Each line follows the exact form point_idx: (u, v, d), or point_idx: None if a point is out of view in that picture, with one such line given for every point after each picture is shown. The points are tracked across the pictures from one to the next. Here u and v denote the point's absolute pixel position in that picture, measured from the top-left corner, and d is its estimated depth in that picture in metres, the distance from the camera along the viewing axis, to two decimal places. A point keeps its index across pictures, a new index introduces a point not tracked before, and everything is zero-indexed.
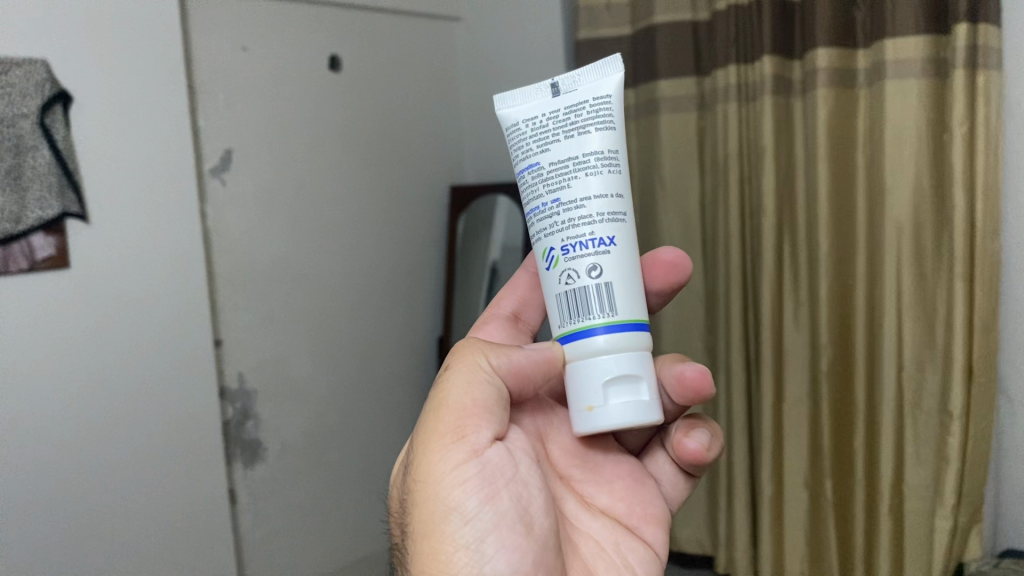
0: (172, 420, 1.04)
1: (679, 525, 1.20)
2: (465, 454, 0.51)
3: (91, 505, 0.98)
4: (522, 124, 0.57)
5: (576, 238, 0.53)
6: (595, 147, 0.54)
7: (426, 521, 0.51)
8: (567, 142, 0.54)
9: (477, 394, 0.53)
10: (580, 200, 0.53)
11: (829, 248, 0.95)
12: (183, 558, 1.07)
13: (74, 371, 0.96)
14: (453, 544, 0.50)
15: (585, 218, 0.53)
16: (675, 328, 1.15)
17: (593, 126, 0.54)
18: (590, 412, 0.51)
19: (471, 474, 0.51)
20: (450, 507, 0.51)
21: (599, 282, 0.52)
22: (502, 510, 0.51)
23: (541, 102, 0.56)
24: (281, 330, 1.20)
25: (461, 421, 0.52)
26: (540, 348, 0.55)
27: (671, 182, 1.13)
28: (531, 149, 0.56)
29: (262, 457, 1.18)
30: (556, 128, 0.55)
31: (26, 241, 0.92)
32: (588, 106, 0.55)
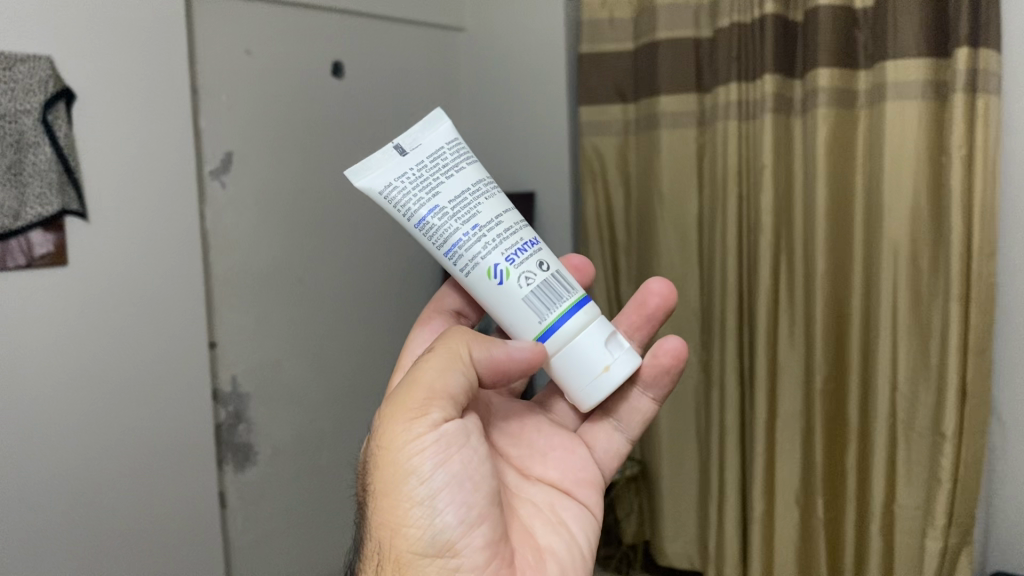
0: (165, 421, 1.04)
1: (669, 540, 1.19)
2: (427, 421, 0.52)
3: (79, 505, 0.98)
4: (396, 184, 0.55)
5: (514, 246, 0.55)
6: (477, 176, 0.57)
7: (384, 479, 0.53)
8: (451, 180, 0.55)
9: (449, 374, 0.54)
10: (495, 218, 0.56)
11: (824, 265, 0.95)
12: (171, 561, 1.06)
13: (68, 370, 0.96)
14: (408, 500, 0.52)
15: (508, 228, 0.56)
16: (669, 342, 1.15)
17: (464, 161, 0.57)
18: (609, 373, 0.56)
19: (433, 440, 0.52)
20: (407, 467, 0.52)
21: (552, 274, 0.56)
22: (459, 471, 0.53)
23: (396, 161, 0.56)
24: (276, 334, 1.20)
25: (429, 394, 0.53)
26: (518, 343, 0.55)
27: (670, 197, 1.13)
28: (424, 196, 0.55)
29: (253, 461, 1.18)
30: (432, 173, 0.55)
31: (24, 237, 0.92)
32: (447, 147, 0.57)
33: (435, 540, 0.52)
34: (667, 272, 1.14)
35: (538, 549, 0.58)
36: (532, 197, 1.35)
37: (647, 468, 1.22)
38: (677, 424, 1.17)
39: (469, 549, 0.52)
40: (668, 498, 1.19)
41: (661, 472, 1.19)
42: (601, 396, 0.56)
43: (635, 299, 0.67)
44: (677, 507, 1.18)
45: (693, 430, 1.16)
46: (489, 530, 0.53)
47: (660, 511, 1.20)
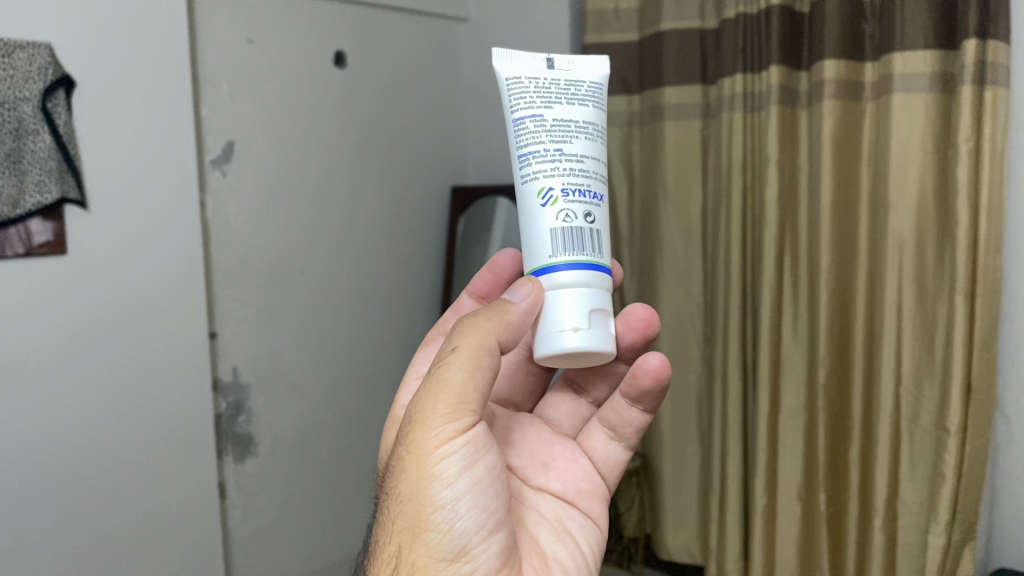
0: (166, 412, 1.04)
1: (670, 534, 1.19)
2: (459, 425, 0.51)
3: (76, 497, 0.97)
4: (531, 78, 0.57)
5: (576, 185, 0.54)
6: (589, 120, 0.57)
7: (409, 483, 0.51)
8: (569, 107, 0.57)
9: (479, 368, 0.52)
10: (581, 156, 0.55)
11: (829, 260, 0.95)
12: (170, 552, 1.06)
13: (67, 360, 0.95)
14: (431, 504, 0.50)
15: (582, 171, 0.55)
16: (672, 337, 1.14)
17: (589, 108, 0.58)
18: (582, 333, 0.51)
19: (461, 443, 0.51)
20: (432, 471, 0.51)
21: (593, 230, 0.54)
22: (483, 476, 0.52)
23: (539, 66, 0.58)
24: (277, 326, 1.19)
25: (459, 395, 0.51)
26: (521, 294, 0.53)
27: (673, 189, 1.12)
28: (542, 100, 0.57)
29: (253, 452, 1.17)
30: (558, 92, 0.57)
31: (23, 225, 0.91)
32: (585, 91, 0.59)
33: (453, 545, 0.50)
34: (670, 266, 1.14)
35: (544, 556, 0.57)
36: None
37: (649, 462, 1.21)
38: (678, 418, 1.16)
39: (485, 556, 0.51)
40: (668, 492, 1.18)
41: (663, 467, 1.18)
42: (562, 348, 0.51)
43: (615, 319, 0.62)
44: (678, 499, 1.18)
45: (695, 423, 1.16)
46: (505, 537, 0.52)
47: (661, 505, 1.19)
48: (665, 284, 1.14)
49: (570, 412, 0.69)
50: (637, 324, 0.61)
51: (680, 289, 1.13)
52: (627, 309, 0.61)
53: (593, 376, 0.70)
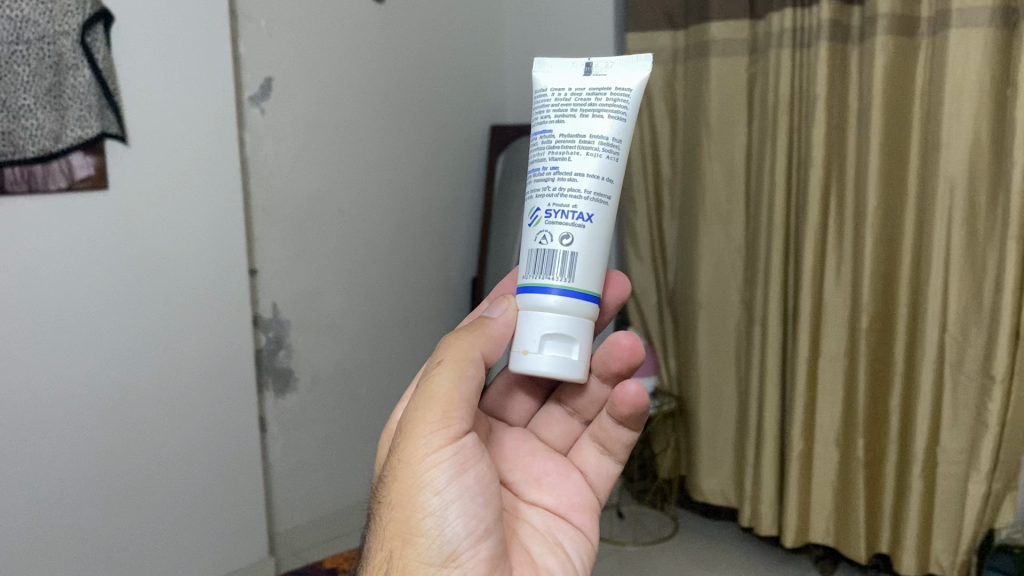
0: (210, 345, 1.06)
1: (705, 477, 1.19)
2: (449, 432, 0.47)
3: (124, 430, 0.99)
4: (553, 90, 0.53)
5: (559, 206, 0.50)
6: (604, 131, 0.50)
7: (398, 492, 0.47)
8: (582, 120, 0.51)
9: (463, 378, 0.48)
10: (574, 175, 0.50)
11: (876, 203, 0.92)
12: (214, 482, 1.08)
13: (112, 295, 0.96)
14: (421, 512, 0.46)
15: (571, 189, 0.49)
16: (712, 280, 1.13)
17: (608, 119, 0.51)
18: (556, 356, 0.48)
19: (451, 448, 0.47)
20: (422, 479, 0.47)
21: (568, 253, 0.49)
22: (473, 486, 0.47)
23: (573, 75, 0.53)
24: (315, 266, 1.19)
25: (449, 401, 0.47)
26: (498, 310, 0.51)
27: (717, 128, 1.09)
28: (554, 112, 0.52)
29: (293, 388, 1.19)
30: (576, 103, 0.51)
31: (65, 160, 0.91)
32: (612, 98, 0.51)
33: (443, 547, 0.46)
34: (711, 207, 1.12)
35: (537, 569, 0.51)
36: None
37: (685, 405, 1.21)
38: (716, 362, 1.15)
39: (476, 566, 0.46)
40: (704, 436, 1.18)
41: (698, 411, 1.18)
42: (534, 372, 0.48)
43: (599, 348, 0.56)
44: (713, 444, 1.18)
45: (733, 367, 1.15)
46: (495, 550, 0.47)
47: (696, 448, 1.19)
48: (706, 228, 1.12)
49: (564, 428, 0.60)
50: (621, 352, 0.55)
51: (722, 232, 1.11)
52: (611, 337, 0.55)
53: (576, 387, 0.59)
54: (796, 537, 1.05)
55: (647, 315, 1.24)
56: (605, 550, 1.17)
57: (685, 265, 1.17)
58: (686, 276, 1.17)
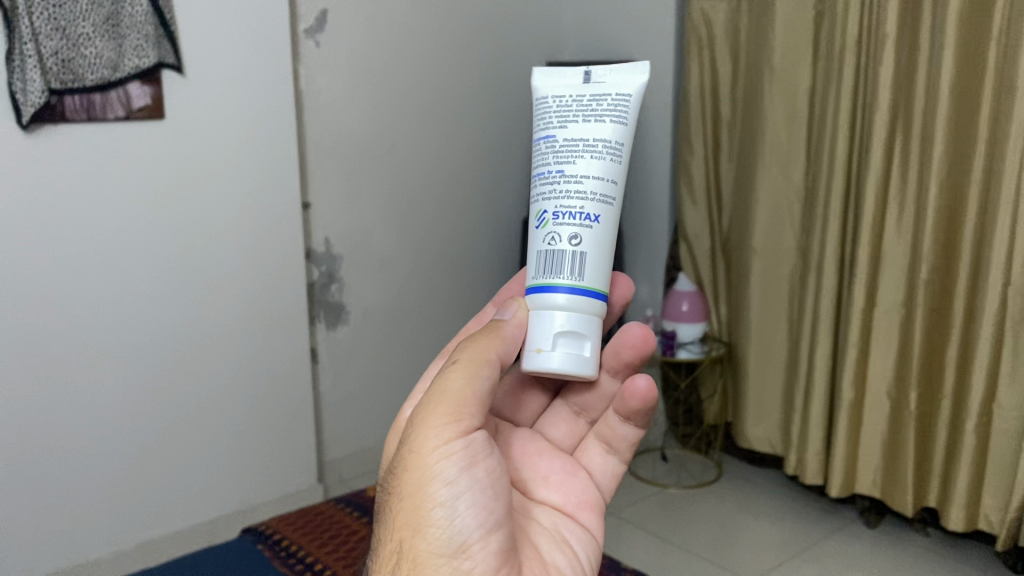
0: (264, 276, 1.08)
1: (751, 425, 1.18)
2: (467, 418, 0.38)
3: (180, 356, 1.02)
4: (548, 102, 0.46)
5: (560, 211, 0.43)
6: (606, 135, 0.43)
7: (406, 481, 0.38)
8: (581, 125, 0.44)
9: (481, 374, 0.39)
10: (576, 180, 0.43)
11: (942, 148, 0.89)
12: (266, 410, 1.11)
13: (168, 224, 0.98)
14: (426, 503, 0.37)
15: (577, 191, 0.43)
16: (768, 226, 1.11)
17: (612, 125, 0.44)
18: (565, 356, 0.41)
19: (463, 438, 0.38)
20: (431, 468, 0.38)
21: (576, 256, 0.42)
22: (487, 478, 0.38)
23: (567, 81, 0.46)
24: (367, 201, 1.20)
25: (473, 382, 0.38)
26: (510, 311, 0.42)
27: (780, 68, 1.06)
28: (552, 121, 0.45)
29: (345, 321, 1.20)
30: (573, 108, 0.44)
31: (122, 89, 0.92)
32: (615, 102, 0.44)
33: (449, 540, 0.37)
34: (771, 151, 1.09)
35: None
36: None
37: (735, 352, 1.20)
38: (768, 309, 1.14)
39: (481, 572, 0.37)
40: (752, 383, 1.17)
41: (747, 357, 1.17)
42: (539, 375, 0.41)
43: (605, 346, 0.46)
44: (761, 392, 1.17)
45: (785, 314, 1.13)
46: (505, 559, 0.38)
47: (743, 395, 1.18)
48: (764, 172, 1.10)
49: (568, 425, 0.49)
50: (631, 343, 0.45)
51: (781, 177, 1.09)
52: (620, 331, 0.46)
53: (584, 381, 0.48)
54: (841, 487, 1.04)
55: (700, 260, 1.23)
56: (648, 492, 1.18)
57: (741, 209, 1.15)
58: (742, 220, 1.15)
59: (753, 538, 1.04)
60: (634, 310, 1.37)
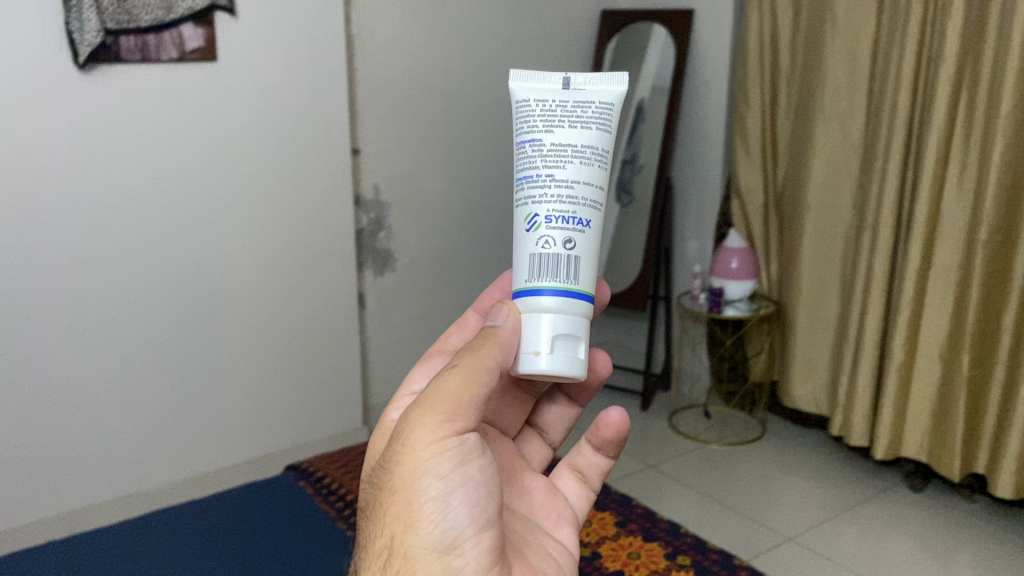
0: (313, 221, 1.09)
1: (797, 384, 1.17)
2: (467, 415, 0.32)
3: (231, 296, 1.04)
4: (524, 105, 0.41)
5: (553, 212, 0.37)
6: (595, 141, 0.39)
7: (394, 480, 0.32)
8: (567, 129, 0.39)
9: (478, 375, 0.32)
10: (569, 182, 0.38)
11: (1011, 102, 0.85)
12: (313, 352, 1.13)
13: (219, 166, 0.99)
14: (413, 507, 0.31)
15: (566, 196, 0.38)
16: (824, 181, 1.08)
17: (598, 131, 0.39)
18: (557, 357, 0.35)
19: (456, 433, 0.32)
20: (420, 468, 0.31)
21: (571, 260, 0.37)
22: (482, 477, 0.32)
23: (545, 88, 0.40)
24: (416, 148, 1.20)
25: (475, 378, 0.32)
26: (501, 314, 0.35)
27: (843, 17, 1.03)
28: (531, 123, 0.40)
29: (392, 268, 1.21)
30: (558, 112, 0.40)
31: (176, 30, 0.92)
32: (599, 107, 0.39)
33: (436, 539, 0.31)
34: (830, 104, 1.06)
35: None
36: (692, 17, 1.26)
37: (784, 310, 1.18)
38: (821, 266, 1.11)
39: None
40: (800, 342, 1.15)
41: (797, 315, 1.15)
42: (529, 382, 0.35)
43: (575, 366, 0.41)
44: (809, 351, 1.15)
45: (837, 272, 1.10)
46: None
47: (791, 354, 1.17)
48: (822, 125, 1.07)
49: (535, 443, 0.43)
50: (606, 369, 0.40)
51: (839, 131, 1.06)
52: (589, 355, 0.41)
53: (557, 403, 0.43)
54: (887, 449, 1.03)
55: (752, 216, 1.21)
56: (689, 448, 1.18)
57: (796, 164, 1.12)
58: (796, 175, 1.12)
59: (793, 497, 1.03)
60: (683, 266, 1.35)
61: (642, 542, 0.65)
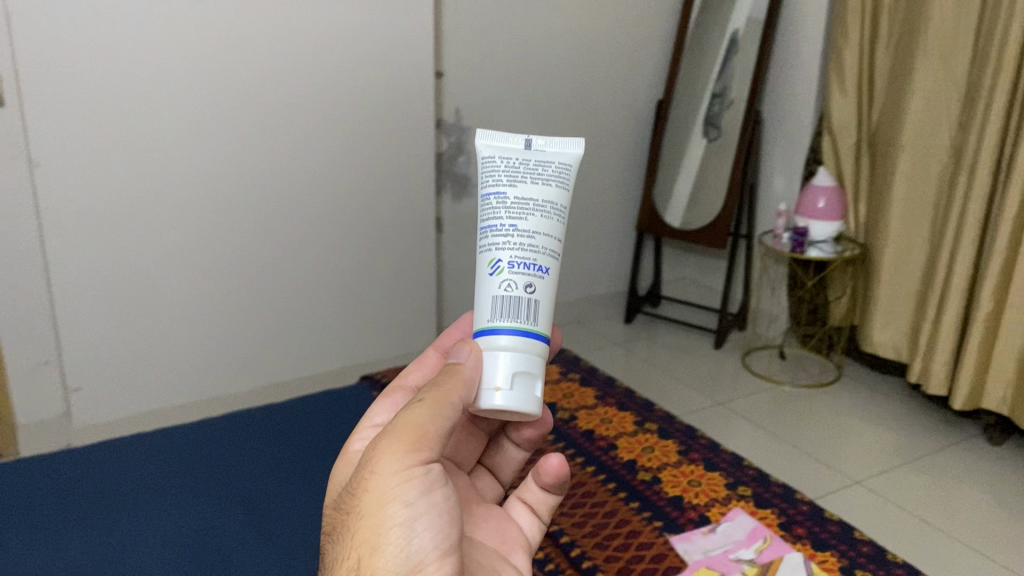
0: (394, 142, 1.10)
1: (877, 329, 1.14)
2: (431, 439, 0.31)
3: (310, 212, 1.06)
4: (482, 161, 0.38)
5: (516, 259, 0.35)
6: (556, 199, 0.36)
7: (356, 512, 0.30)
8: (530, 185, 0.36)
9: (443, 407, 0.31)
10: (531, 234, 0.35)
11: None
12: (390, 272, 1.15)
13: (302, 84, 1.01)
14: (379, 533, 0.29)
15: (528, 244, 0.35)
16: (922, 119, 1.04)
17: (558, 190, 0.37)
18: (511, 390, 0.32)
19: (421, 463, 0.30)
20: (382, 495, 0.30)
21: (532, 307, 0.34)
22: (446, 511, 0.31)
23: (505, 146, 0.38)
24: (499, 72, 1.19)
25: (436, 406, 0.31)
26: (465, 352, 0.33)
27: None
28: (491, 178, 0.37)
29: (470, 193, 1.22)
30: (519, 169, 0.37)
31: None
32: (559, 167, 0.37)
33: (400, 563, 0.29)
34: (934, 37, 1.01)
35: None
36: None
37: (869, 253, 1.15)
38: (912, 208, 1.07)
39: None
40: (884, 286, 1.12)
41: (883, 258, 1.11)
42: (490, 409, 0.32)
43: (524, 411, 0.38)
44: (893, 295, 1.11)
45: (929, 215, 1.06)
46: None
47: (872, 298, 1.13)
48: (924, 59, 1.02)
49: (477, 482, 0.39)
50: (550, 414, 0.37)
51: (942, 66, 1.01)
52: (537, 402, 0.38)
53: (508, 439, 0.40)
54: (966, 399, 1.00)
55: (843, 154, 1.16)
56: (761, 387, 1.17)
57: (893, 100, 1.08)
58: (893, 112, 1.08)
59: (863, 441, 1.02)
60: (767, 203, 1.32)
61: (703, 471, 0.64)
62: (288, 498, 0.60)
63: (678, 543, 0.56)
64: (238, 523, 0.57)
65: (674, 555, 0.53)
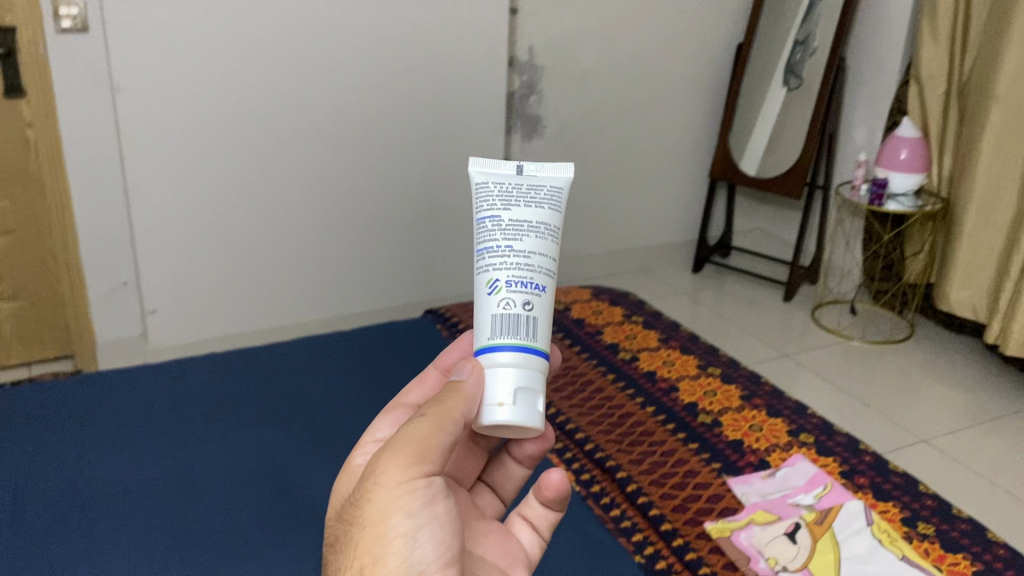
0: (466, 79, 1.09)
1: (955, 288, 1.10)
2: (435, 451, 0.28)
3: (381, 148, 1.07)
4: (473, 187, 0.36)
5: (513, 275, 0.32)
6: (551, 220, 0.34)
7: (359, 529, 0.28)
8: (524, 209, 0.34)
9: (445, 419, 0.29)
10: (526, 254, 0.33)
11: None
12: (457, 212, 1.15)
13: (376, 18, 1.01)
14: (382, 549, 0.27)
15: (524, 262, 0.33)
16: (1018, 69, 0.99)
17: (552, 212, 0.34)
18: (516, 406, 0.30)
19: (424, 475, 0.28)
20: (384, 509, 0.28)
21: (531, 324, 0.31)
22: (450, 522, 0.28)
23: (497, 171, 0.36)
24: (575, 11, 1.16)
25: (439, 419, 0.29)
26: (466, 371, 0.30)
27: None
28: (484, 202, 0.35)
29: (541, 134, 1.21)
30: (514, 192, 0.35)
31: None
32: (551, 189, 0.35)
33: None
34: None
35: None
36: None
37: (952, 209, 1.10)
38: (1001, 163, 1.03)
39: None
40: (965, 245, 1.08)
41: (966, 215, 1.07)
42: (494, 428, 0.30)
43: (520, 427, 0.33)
44: (974, 254, 1.07)
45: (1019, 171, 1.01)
46: None
47: (952, 256, 1.10)
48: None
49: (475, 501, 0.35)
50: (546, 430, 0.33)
51: None
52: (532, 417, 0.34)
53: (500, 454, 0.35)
54: None
55: (931, 105, 1.11)
56: (829, 342, 1.15)
57: (988, 48, 1.02)
58: (987, 61, 1.02)
59: (932, 401, 0.99)
60: (846, 154, 1.28)
61: (765, 417, 0.63)
62: (351, 419, 0.62)
63: (736, 485, 0.55)
64: (301, 437, 0.60)
65: (731, 496, 0.54)
